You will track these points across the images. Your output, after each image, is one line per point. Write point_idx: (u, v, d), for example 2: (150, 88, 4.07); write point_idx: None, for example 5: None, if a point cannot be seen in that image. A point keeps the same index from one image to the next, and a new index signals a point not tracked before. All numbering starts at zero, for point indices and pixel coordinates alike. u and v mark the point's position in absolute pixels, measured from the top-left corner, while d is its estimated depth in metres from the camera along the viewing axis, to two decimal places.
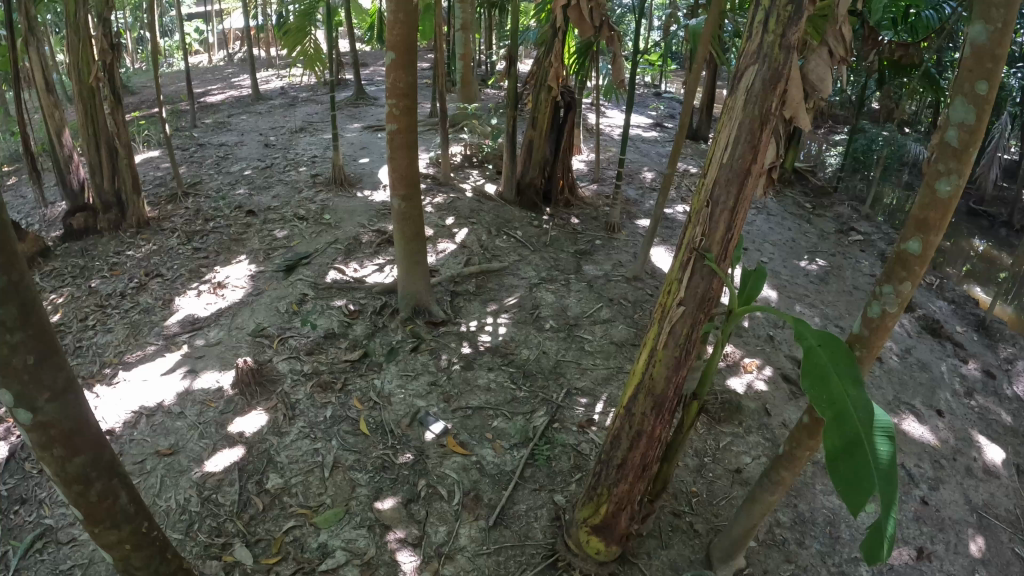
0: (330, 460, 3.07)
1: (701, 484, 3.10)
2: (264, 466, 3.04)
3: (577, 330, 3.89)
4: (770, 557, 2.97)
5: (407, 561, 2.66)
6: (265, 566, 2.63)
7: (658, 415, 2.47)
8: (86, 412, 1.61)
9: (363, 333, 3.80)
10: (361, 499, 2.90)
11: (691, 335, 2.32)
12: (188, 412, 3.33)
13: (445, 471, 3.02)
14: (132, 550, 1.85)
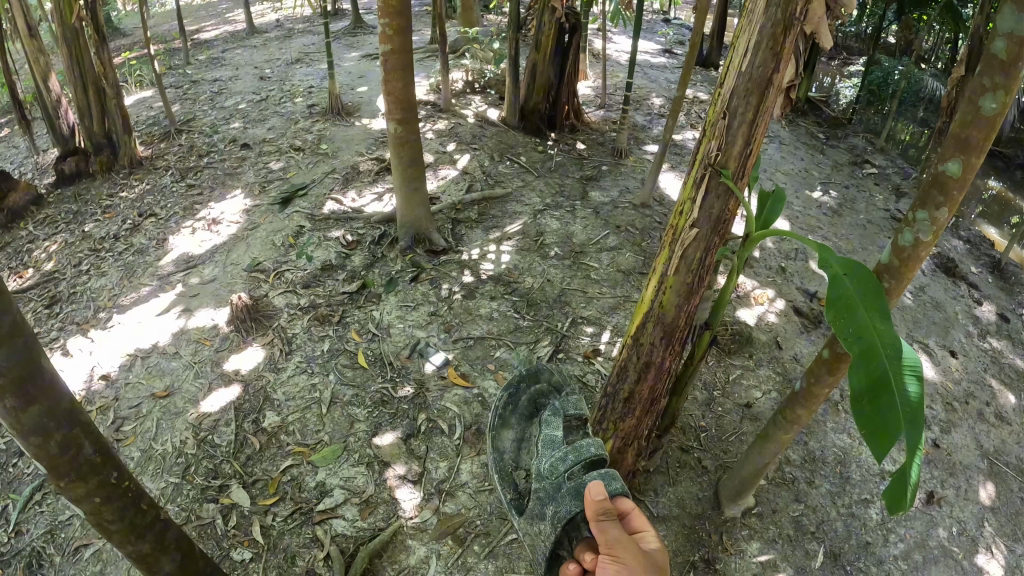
0: (328, 396, 3.00)
1: (710, 418, 3.05)
2: (261, 404, 2.98)
3: (583, 257, 3.75)
4: (779, 496, 2.91)
5: (406, 499, 2.62)
6: (262, 507, 2.60)
7: (667, 346, 2.41)
8: (39, 356, 1.37)
9: (361, 265, 3.70)
10: (360, 435, 2.84)
11: (704, 260, 2.22)
12: (184, 352, 3.27)
13: (446, 405, 2.95)
14: (103, 504, 1.59)
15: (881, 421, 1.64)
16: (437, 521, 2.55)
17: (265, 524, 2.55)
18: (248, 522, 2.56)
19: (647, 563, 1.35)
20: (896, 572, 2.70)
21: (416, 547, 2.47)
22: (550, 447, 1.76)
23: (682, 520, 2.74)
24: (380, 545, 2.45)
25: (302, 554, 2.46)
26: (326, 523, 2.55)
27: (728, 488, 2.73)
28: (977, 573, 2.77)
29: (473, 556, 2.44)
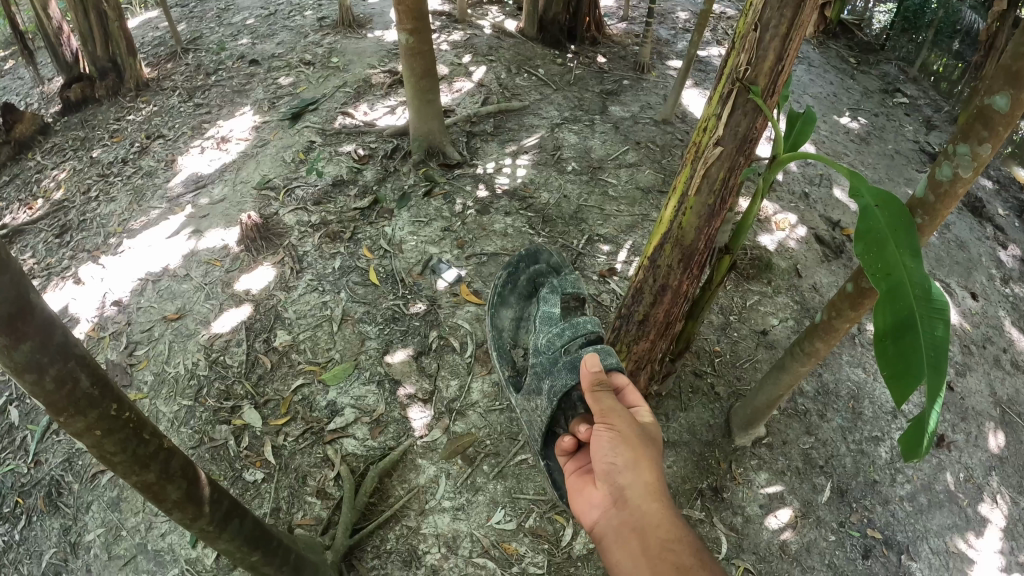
0: (339, 313, 2.97)
1: (724, 343, 3.01)
2: (272, 322, 2.97)
3: (601, 173, 3.64)
4: (790, 427, 2.90)
5: (417, 418, 2.64)
6: (274, 428, 2.65)
7: (686, 269, 2.34)
8: (22, 283, 1.14)
9: (373, 179, 3.63)
10: (371, 354, 2.83)
11: (727, 180, 2.12)
12: (195, 273, 3.25)
13: (458, 322, 2.92)
14: (105, 437, 1.38)
15: (902, 361, 1.55)
16: (448, 442, 2.57)
17: (277, 444, 2.60)
18: (260, 443, 2.60)
19: (638, 428, 1.54)
20: (901, 512, 2.69)
21: (426, 467, 2.52)
22: (547, 321, 2.06)
23: (692, 447, 2.74)
24: (389, 466, 2.51)
25: (313, 474, 2.52)
26: (337, 442, 2.59)
27: (738, 416, 2.71)
28: (980, 521, 2.76)
29: (482, 476, 2.49)
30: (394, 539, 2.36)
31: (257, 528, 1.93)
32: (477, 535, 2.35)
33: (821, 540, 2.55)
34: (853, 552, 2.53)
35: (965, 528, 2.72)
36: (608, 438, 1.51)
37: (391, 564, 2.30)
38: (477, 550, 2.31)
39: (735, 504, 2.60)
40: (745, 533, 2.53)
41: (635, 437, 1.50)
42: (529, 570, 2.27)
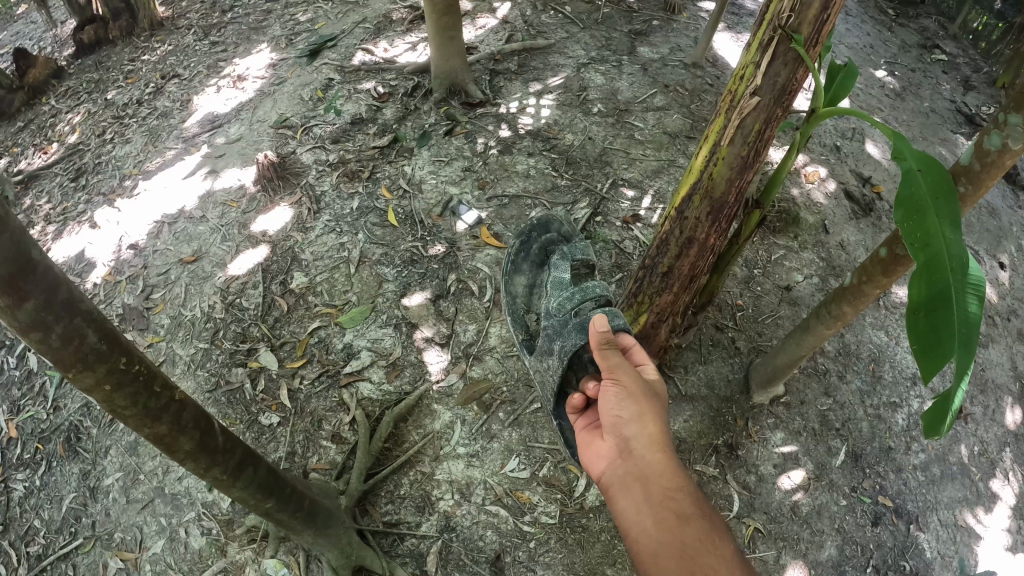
0: (356, 255, 2.95)
1: (747, 297, 2.92)
2: (288, 265, 2.97)
3: (628, 116, 3.53)
4: (809, 387, 2.84)
5: (434, 362, 2.63)
6: (290, 370, 2.68)
7: (714, 222, 2.20)
8: (21, 237, 1.09)
9: (393, 118, 3.56)
10: (388, 297, 2.81)
11: (763, 132, 2.00)
12: (211, 215, 3.24)
13: (477, 265, 2.88)
14: (115, 391, 1.35)
15: (932, 333, 1.47)
16: (464, 387, 2.57)
17: (293, 388, 2.64)
18: (276, 387, 2.65)
19: (645, 384, 1.57)
20: (913, 481, 2.67)
21: (442, 412, 2.53)
22: (558, 286, 2.13)
23: (710, 403, 2.70)
24: (405, 410, 2.53)
25: (329, 419, 2.57)
26: (353, 386, 2.62)
27: (758, 373, 2.65)
28: (991, 497, 2.75)
29: (498, 423, 2.50)
30: (408, 483, 2.43)
31: (271, 475, 1.94)
32: (490, 483, 2.39)
33: (832, 504, 2.55)
34: (863, 519, 2.54)
35: (974, 502, 2.71)
36: (616, 393, 1.54)
37: (405, 509, 2.38)
38: (490, 497, 2.36)
39: (750, 462, 2.59)
40: (758, 493, 2.53)
41: (642, 393, 1.54)
42: (540, 519, 2.31)
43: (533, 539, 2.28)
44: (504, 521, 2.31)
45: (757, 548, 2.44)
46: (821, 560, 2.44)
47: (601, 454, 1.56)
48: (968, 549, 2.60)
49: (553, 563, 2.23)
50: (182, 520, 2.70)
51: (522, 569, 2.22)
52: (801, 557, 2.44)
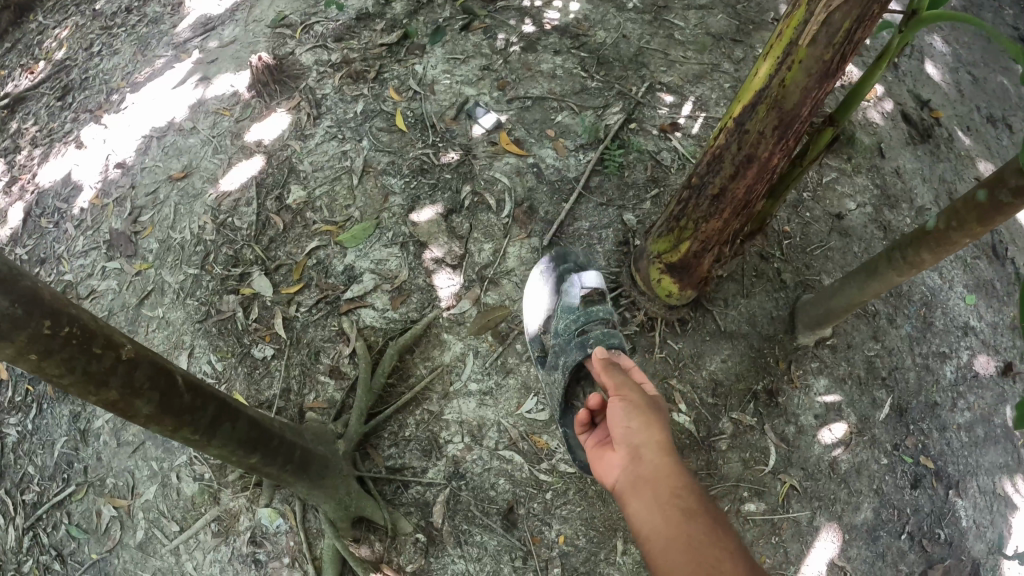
0: (359, 165, 2.72)
1: (796, 224, 2.60)
2: (286, 177, 2.75)
3: (667, 14, 2.97)
4: (858, 330, 2.55)
5: (445, 287, 2.39)
6: (286, 297, 2.52)
7: (781, 141, 1.69)
8: None
9: (403, 12, 3.18)
10: (394, 212, 2.57)
11: (854, 33, 1.42)
12: (203, 126, 3.02)
13: (494, 175, 2.56)
14: (44, 359, 1.18)
15: None
16: (478, 314, 2.29)
17: (289, 316, 2.49)
18: (270, 315, 2.51)
19: (651, 395, 1.45)
20: (956, 442, 2.47)
21: (452, 343, 2.30)
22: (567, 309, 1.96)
23: (750, 342, 2.34)
24: (410, 341, 2.31)
25: (327, 350, 2.43)
26: (354, 313, 2.45)
27: (807, 314, 2.28)
28: None
29: (514, 356, 2.24)
30: (414, 424, 2.25)
31: (252, 427, 1.79)
32: (504, 425, 2.17)
33: (872, 462, 2.36)
34: (902, 480, 2.37)
35: (1015, 469, 2.49)
36: (619, 403, 1.42)
37: (410, 453, 2.23)
38: (503, 441, 2.15)
39: (789, 411, 2.30)
40: (796, 447, 2.28)
41: (645, 401, 1.42)
42: (558, 467, 2.11)
43: (550, 489, 2.09)
44: (518, 468, 2.12)
45: (792, 507, 2.26)
46: (857, 525, 2.29)
47: (609, 471, 1.42)
48: (1004, 521, 2.41)
49: (571, 516, 2.06)
50: (173, 465, 2.57)
51: (535, 523, 2.07)
52: (836, 518, 2.28)
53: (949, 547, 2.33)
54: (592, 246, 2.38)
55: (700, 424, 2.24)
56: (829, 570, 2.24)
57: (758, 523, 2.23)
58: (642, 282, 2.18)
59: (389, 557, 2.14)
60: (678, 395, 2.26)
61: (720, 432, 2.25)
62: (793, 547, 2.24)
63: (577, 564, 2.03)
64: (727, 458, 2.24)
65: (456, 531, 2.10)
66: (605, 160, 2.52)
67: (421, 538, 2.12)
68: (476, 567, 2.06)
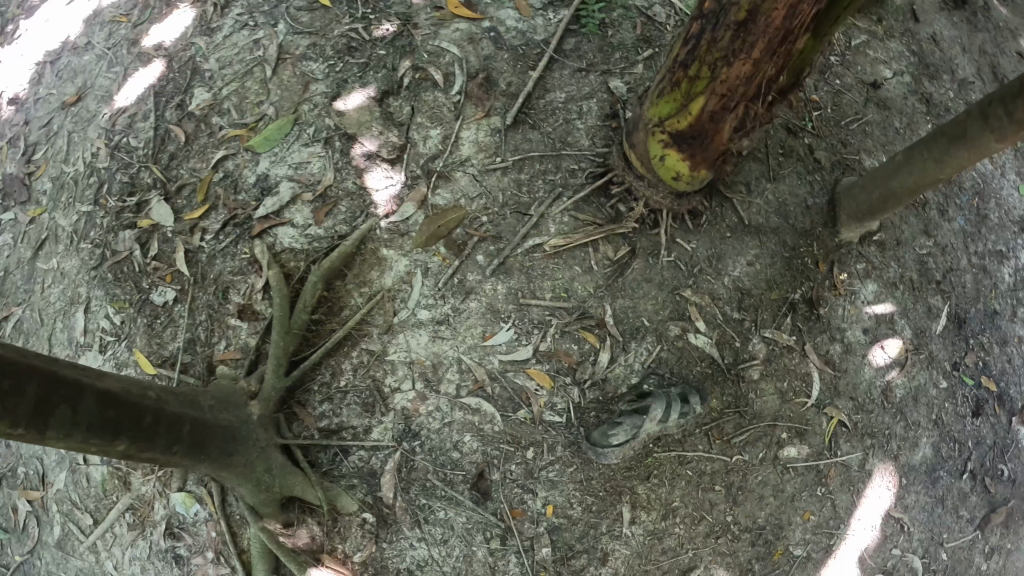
0: (273, 54, 2.08)
1: (826, 91, 2.03)
2: (187, 79, 2.11)
3: None
4: (909, 223, 1.99)
5: (381, 190, 1.81)
6: (189, 225, 1.94)
7: None
8: None
9: None
10: (316, 103, 1.98)
11: None
12: (98, 39, 2.33)
13: (441, 46, 1.96)
14: None
15: None
16: (423, 220, 1.73)
17: (191, 247, 1.92)
18: (171, 249, 1.93)
19: None
20: (1018, 359, 2.06)
21: (395, 260, 1.72)
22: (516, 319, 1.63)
23: (782, 237, 1.76)
24: (340, 263, 1.72)
25: (238, 286, 1.89)
26: (270, 235, 1.88)
27: (852, 202, 1.76)
28: None
29: (475, 273, 1.67)
30: (351, 370, 1.67)
31: (109, 407, 1.22)
32: (465, 363, 1.62)
33: (931, 387, 1.88)
34: (963, 407, 1.93)
35: None
36: None
37: (348, 409, 1.65)
38: (466, 385, 1.61)
39: (833, 325, 1.77)
40: (843, 371, 1.77)
41: None
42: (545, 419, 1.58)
43: (531, 445, 1.58)
44: (487, 421, 1.59)
45: (840, 448, 1.75)
46: (914, 465, 1.84)
47: None
48: None
49: (561, 480, 1.57)
50: None
51: (515, 491, 1.57)
52: (891, 458, 1.81)
53: (1012, 484, 1.99)
54: (570, 120, 1.80)
55: (723, 346, 1.66)
56: (884, 523, 1.81)
57: (800, 472, 1.71)
58: (639, 162, 1.62)
59: (331, 544, 1.64)
60: (694, 308, 1.65)
61: (751, 355, 1.68)
62: (842, 497, 1.76)
63: (572, 541, 1.57)
64: (760, 390, 1.68)
65: (413, 507, 1.60)
66: (581, 18, 1.95)
67: (370, 518, 1.62)
68: (442, 551, 1.59)
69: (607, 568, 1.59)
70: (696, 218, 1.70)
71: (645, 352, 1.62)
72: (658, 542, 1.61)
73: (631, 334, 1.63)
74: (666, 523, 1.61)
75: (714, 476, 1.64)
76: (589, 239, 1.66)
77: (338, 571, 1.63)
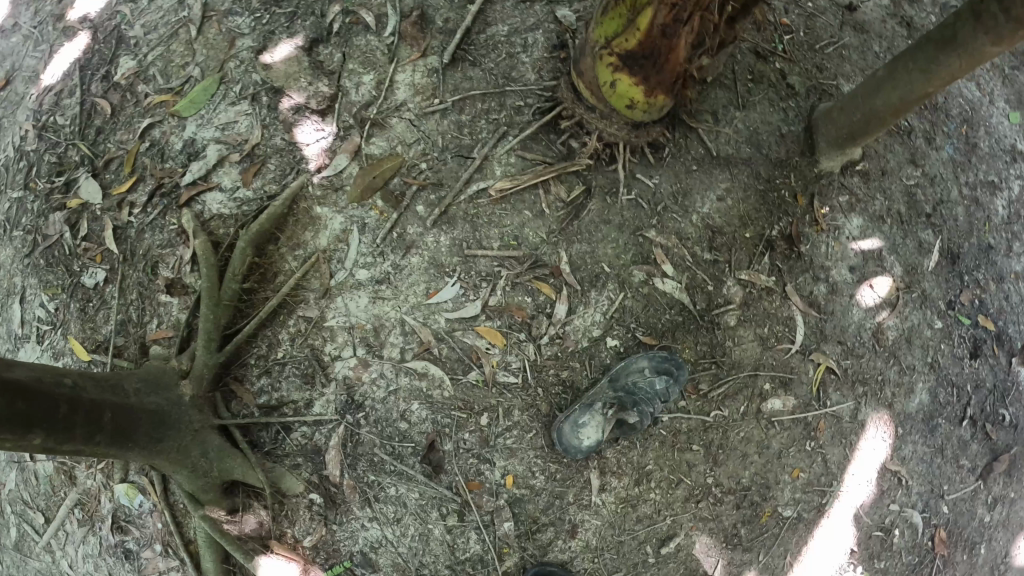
0: (199, 12, 1.86)
1: (797, 12, 1.84)
2: (112, 49, 1.88)
3: None
4: (893, 152, 1.83)
5: (311, 146, 1.67)
6: (117, 201, 1.75)
7: None
8: None
9: None
10: (242, 59, 1.77)
11: None
12: (22, 16, 2.09)
13: None
14: None
15: None
16: (357, 172, 1.55)
17: (120, 224, 1.73)
18: (100, 227, 1.74)
19: None
20: (1015, 296, 1.91)
21: (329, 219, 1.54)
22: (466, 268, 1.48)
23: (754, 169, 1.60)
24: (270, 225, 1.54)
25: (168, 260, 1.70)
26: (198, 203, 1.70)
27: (831, 128, 1.60)
28: None
29: (415, 225, 1.50)
30: (288, 341, 1.50)
31: (21, 398, 1.06)
32: (409, 325, 1.46)
33: (925, 328, 1.73)
34: (960, 349, 1.79)
35: None
36: None
37: (288, 383, 1.49)
38: (411, 349, 1.46)
39: (816, 264, 1.62)
40: (829, 313, 1.62)
41: None
42: (497, 379, 1.45)
43: (484, 411, 1.44)
44: (436, 386, 1.44)
45: (829, 398, 1.61)
46: (910, 413, 1.70)
47: None
48: None
49: (519, 447, 1.45)
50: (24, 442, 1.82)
51: (470, 462, 1.44)
52: (886, 406, 1.67)
53: (1014, 430, 1.85)
54: (513, 54, 1.63)
55: (694, 291, 1.52)
56: (880, 477, 1.67)
57: (787, 426, 1.57)
58: (588, 93, 1.45)
59: (279, 530, 1.49)
60: (659, 251, 1.51)
61: (727, 300, 1.53)
62: (834, 451, 1.62)
63: (536, 513, 1.45)
64: (738, 338, 1.54)
65: (362, 485, 1.45)
66: None
67: (318, 499, 1.47)
68: (396, 532, 1.46)
69: (577, 542, 1.47)
70: (657, 151, 1.54)
71: (607, 301, 1.48)
72: (631, 510, 1.49)
73: (591, 281, 1.49)
74: (640, 488, 1.49)
75: (690, 434, 1.50)
76: (538, 180, 1.50)
77: (290, 557, 1.49)
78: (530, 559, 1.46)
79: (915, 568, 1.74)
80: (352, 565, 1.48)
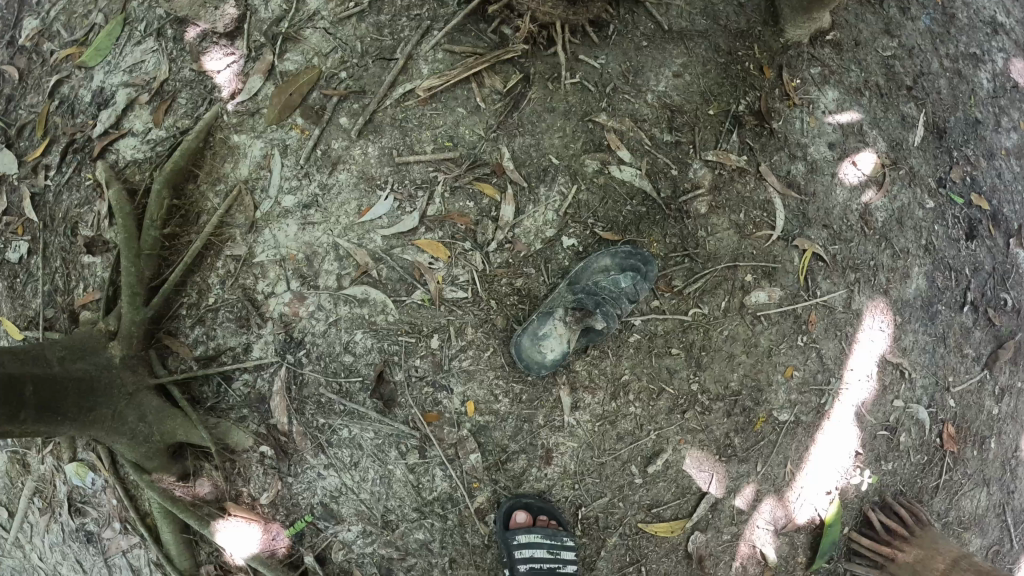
0: None
1: None
2: (15, 13, 1.66)
3: None
4: (866, 21, 1.64)
5: (221, 73, 1.41)
6: (31, 168, 1.53)
7: None
8: None
9: None
10: None
11: None
12: None
13: None
14: None
15: None
16: (273, 92, 1.38)
17: (37, 190, 1.51)
18: (19, 199, 1.53)
19: None
20: (1008, 173, 1.76)
21: (248, 146, 1.37)
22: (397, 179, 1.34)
23: (713, 42, 1.45)
24: (186, 160, 1.36)
25: (87, 218, 1.46)
26: (110, 154, 1.44)
27: None
28: None
29: (339, 139, 1.36)
30: (218, 285, 1.35)
31: None
32: (343, 249, 1.33)
33: (917, 208, 1.59)
34: (955, 230, 1.65)
35: None
36: None
37: (223, 328, 1.34)
38: (348, 274, 1.33)
39: (791, 142, 1.48)
40: (811, 196, 1.48)
41: None
42: (445, 296, 1.33)
43: (435, 332, 1.32)
44: (379, 311, 1.32)
45: (819, 287, 1.47)
46: (908, 300, 1.57)
47: None
48: None
49: (478, 369, 1.33)
50: None
51: (425, 392, 1.32)
52: (881, 293, 1.53)
53: (1016, 314, 1.72)
54: None
55: (656, 177, 1.39)
56: (880, 370, 1.54)
57: (774, 320, 1.44)
58: None
59: (234, 490, 1.36)
60: (613, 135, 1.38)
61: (694, 184, 1.40)
62: (830, 345, 1.49)
63: (505, 441, 1.34)
64: (711, 227, 1.41)
65: (312, 431, 1.33)
66: None
67: (269, 451, 1.34)
68: (355, 477, 1.34)
69: (554, 469, 1.36)
70: (601, 29, 1.40)
71: (558, 196, 1.36)
72: (610, 427, 1.37)
73: (539, 177, 1.36)
74: (618, 403, 1.37)
75: (668, 337, 1.39)
76: (468, 73, 1.35)
77: (249, 518, 1.36)
78: (504, 491, 1.35)
79: (924, 467, 1.62)
80: (314, 518, 1.36)
